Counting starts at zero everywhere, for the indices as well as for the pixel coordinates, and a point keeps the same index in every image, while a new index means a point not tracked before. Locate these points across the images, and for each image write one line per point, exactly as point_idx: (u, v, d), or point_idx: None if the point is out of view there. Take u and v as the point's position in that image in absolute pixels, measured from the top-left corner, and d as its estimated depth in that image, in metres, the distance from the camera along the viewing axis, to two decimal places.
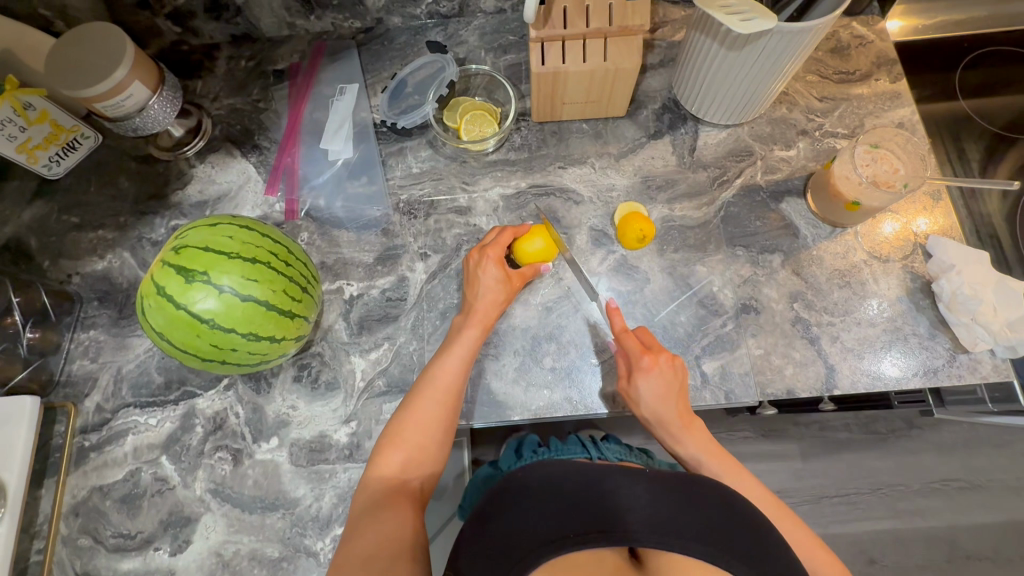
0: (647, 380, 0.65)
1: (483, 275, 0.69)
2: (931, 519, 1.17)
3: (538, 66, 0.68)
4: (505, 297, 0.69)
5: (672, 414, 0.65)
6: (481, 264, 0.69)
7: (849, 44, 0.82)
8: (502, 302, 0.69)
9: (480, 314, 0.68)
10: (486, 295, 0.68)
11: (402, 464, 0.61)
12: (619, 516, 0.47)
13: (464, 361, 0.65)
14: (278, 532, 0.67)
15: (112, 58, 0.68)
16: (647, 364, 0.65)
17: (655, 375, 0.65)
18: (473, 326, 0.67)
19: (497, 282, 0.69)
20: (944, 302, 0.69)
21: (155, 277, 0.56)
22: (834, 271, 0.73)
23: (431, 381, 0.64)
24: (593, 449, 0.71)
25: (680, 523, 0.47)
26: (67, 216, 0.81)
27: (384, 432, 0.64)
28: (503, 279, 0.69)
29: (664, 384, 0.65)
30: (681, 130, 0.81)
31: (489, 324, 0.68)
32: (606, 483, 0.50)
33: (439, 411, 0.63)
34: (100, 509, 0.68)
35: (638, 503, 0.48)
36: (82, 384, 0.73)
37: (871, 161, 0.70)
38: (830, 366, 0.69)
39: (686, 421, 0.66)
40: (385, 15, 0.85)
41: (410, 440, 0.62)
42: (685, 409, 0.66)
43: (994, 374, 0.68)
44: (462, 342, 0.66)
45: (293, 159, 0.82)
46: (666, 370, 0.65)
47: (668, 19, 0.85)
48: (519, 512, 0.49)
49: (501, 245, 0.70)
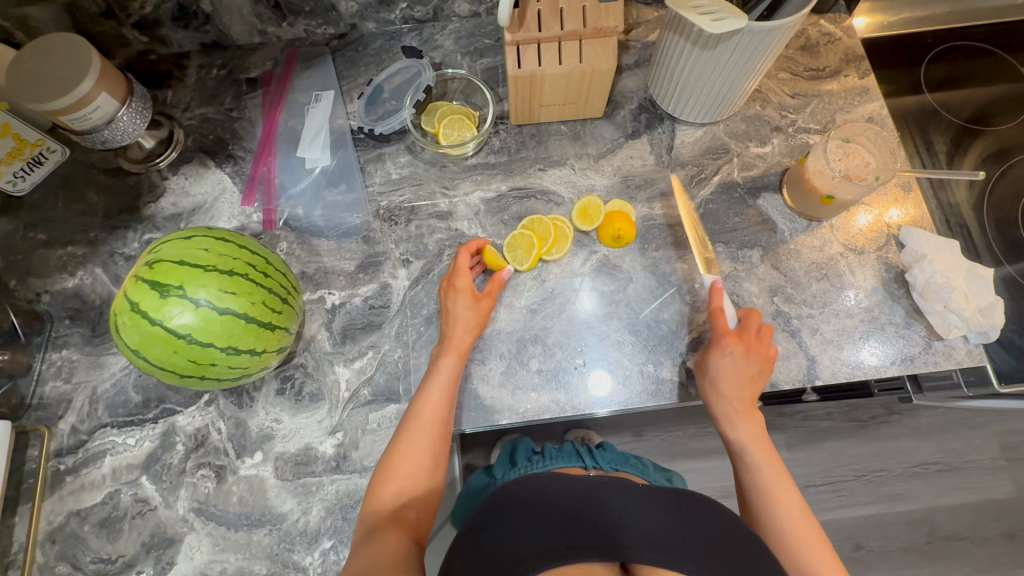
0: (717, 358, 0.66)
1: (452, 305, 0.69)
2: (912, 503, 1.20)
3: (514, 69, 0.68)
4: (478, 321, 0.69)
5: (734, 396, 0.66)
6: (450, 295, 0.70)
7: (817, 41, 0.84)
8: (475, 329, 0.69)
9: (455, 341, 0.67)
10: (457, 322, 0.68)
11: (396, 497, 0.60)
12: (610, 531, 0.48)
13: (447, 388, 0.65)
14: (266, 548, 0.65)
15: (76, 70, 0.66)
16: (727, 344, 0.66)
17: (730, 357, 0.66)
18: (450, 353, 0.66)
19: (465, 310, 0.68)
20: (918, 291, 0.70)
21: (128, 293, 0.55)
22: (812, 263, 0.74)
23: (414, 413, 0.64)
24: (587, 458, 0.71)
25: (668, 539, 0.48)
26: (35, 232, 0.78)
27: (377, 468, 0.63)
28: (473, 304, 0.69)
29: (737, 369, 0.66)
30: (657, 129, 0.81)
31: (465, 348, 0.67)
32: (596, 505, 0.52)
33: (428, 440, 0.62)
34: (78, 534, 0.66)
35: (628, 521, 0.50)
36: (56, 406, 0.71)
37: (844, 155, 0.71)
38: (812, 358, 0.70)
39: (746, 407, 0.66)
40: (359, 20, 0.84)
41: (402, 471, 0.61)
42: (747, 397, 0.66)
43: (969, 360, 0.69)
44: (441, 372, 0.65)
45: (269, 168, 0.81)
46: (744, 353, 0.66)
47: (642, 19, 0.85)
48: (510, 522, 0.50)
49: (466, 273, 0.70)
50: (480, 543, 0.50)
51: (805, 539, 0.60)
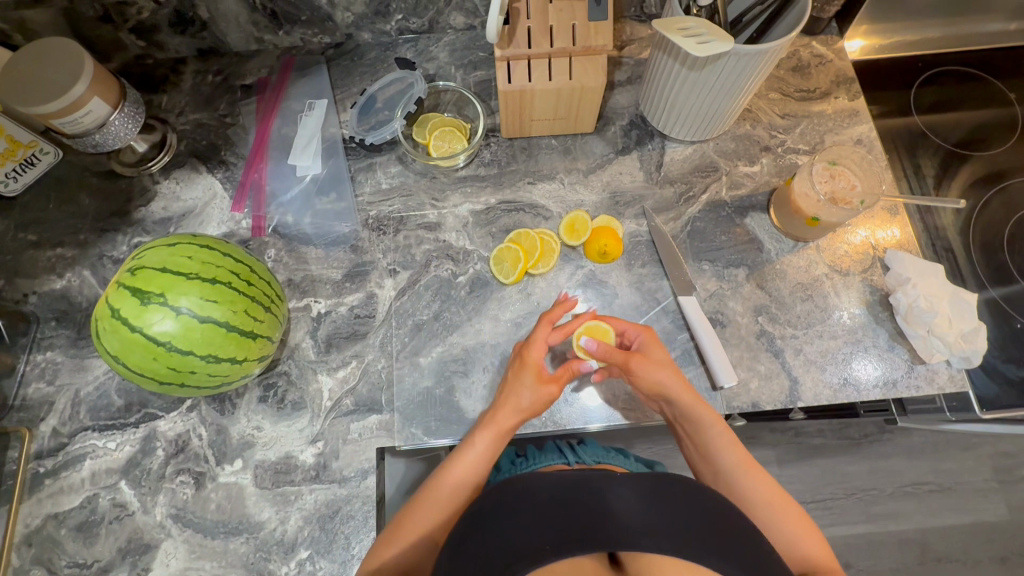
0: (646, 380, 0.64)
1: (514, 378, 0.64)
2: (901, 522, 1.19)
3: (504, 84, 0.69)
4: (540, 403, 0.64)
5: (681, 401, 0.63)
6: (518, 368, 0.65)
7: (809, 62, 0.85)
8: (523, 415, 0.63)
9: (499, 420, 0.62)
10: (508, 399, 0.63)
11: (396, 559, 0.57)
12: (593, 518, 0.45)
13: (477, 470, 0.61)
14: (242, 557, 0.65)
15: (69, 75, 0.67)
16: (639, 369, 0.64)
17: (652, 374, 0.63)
18: (488, 432, 0.62)
19: (529, 391, 0.63)
20: (902, 314, 0.70)
21: (110, 299, 0.55)
22: (796, 284, 0.74)
23: (436, 482, 0.60)
24: (570, 454, 0.67)
25: (654, 522, 0.45)
26: (25, 233, 0.79)
27: (387, 525, 0.61)
28: (540, 386, 0.63)
29: (665, 379, 0.63)
30: (648, 146, 0.82)
31: (506, 430, 0.62)
32: (579, 492, 0.49)
33: (444, 516, 0.59)
34: (55, 538, 0.66)
35: (612, 506, 0.47)
36: (38, 408, 0.71)
37: (829, 178, 0.72)
38: (794, 379, 0.70)
39: (697, 408, 0.63)
40: (355, 31, 0.85)
41: (407, 536, 0.58)
42: (693, 399, 0.64)
43: (950, 385, 0.69)
44: (475, 451, 0.61)
45: (260, 175, 0.81)
46: (655, 366, 0.64)
47: (635, 36, 0.86)
48: (494, 529, 0.48)
49: (540, 345, 0.65)
50: (466, 552, 0.48)
51: (784, 521, 0.60)
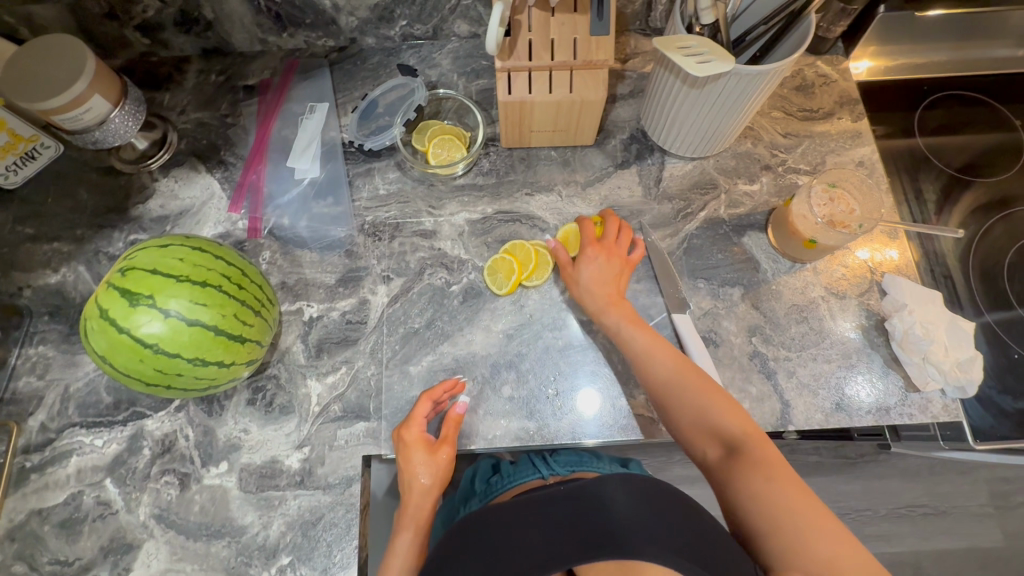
0: (583, 269, 0.71)
1: (409, 465, 0.66)
2: (894, 545, 1.18)
3: (504, 95, 0.68)
4: (440, 478, 0.66)
5: (599, 299, 0.70)
6: (405, 453, 0.66)
7: (813, 82, 0.84)
8: (433, 496, 0.66)
9: (410, 513, 0.65)
10: (413, 493, 0.66)
11: None
12: (588, 528, 0.50)
13: (410, 567, 0.64)
14: (223, 560, 0.65)
15: (71, 72, 0.67)
16: (586, 254, 0.72)
17: (596, 262, 0.71)
18: (405, 530, 0.65)
19: (427, 472, 0.66)
20: (897, 340, 0.70)
21: (100, 299, 0.55)
22: (792, 305, 0.74)
23: None
24: (545, 467, 0.71)
25: (642, 528, 0.50)
26: (22, 226, 0.79)
27: None
28: (432, 462, 0.66)
29: (597, 271, 0.71)
30: (647, 160, 0.82)
31: (422, 520, 0.66)
32: (563, 507, 0.54)
33: None
34: (38, 534, 0.66)
35: (602, 513, 0.52)
36: (27, 402, 0.71)
37: (828, 200, 0.71)
38: (786, 402, 0.69)
39: (614, 299, 0.69)
40: (359, 35, 0.85)
41: None
42: (614, 291, 0.70)
43: (944, 415, 0.68)
44: (400, 553, 0.64)
45: (258, 177, 0.81)
46: (602, 261, 0.71)
47: (639, 50, 0.86)
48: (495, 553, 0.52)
49: (417, 426, 0.67)
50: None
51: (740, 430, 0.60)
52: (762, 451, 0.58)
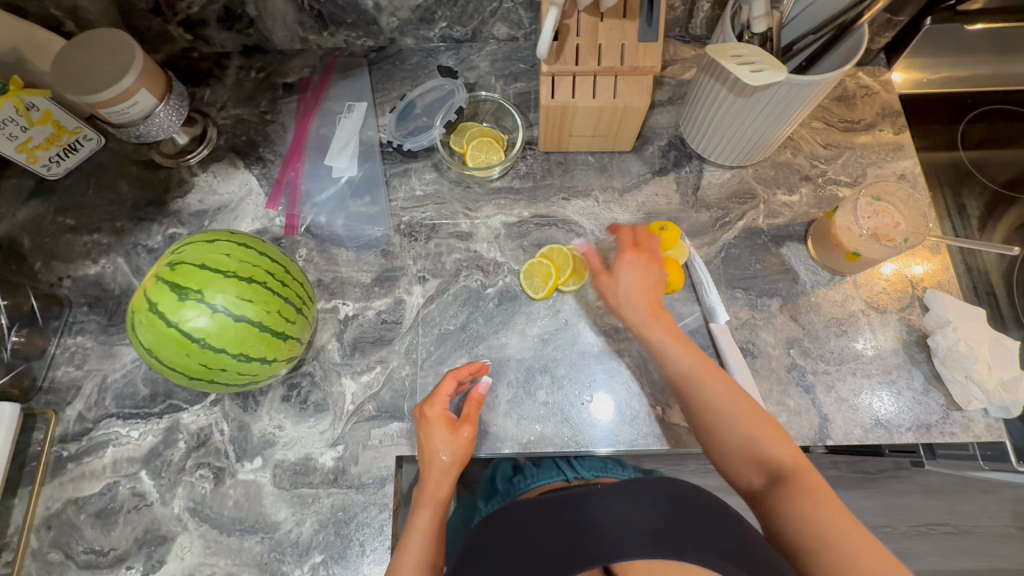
0: (620, 276, 0.70)
1: (428, 438, 0.63)
2: (915, 563, 1.17)
3: (548, 99, 0.68)
4: (461, 454, 0.63)
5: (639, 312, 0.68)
6: (425, 426, 0.64)
7: (855, 93, 0.84)
8: (456, 475, 0.63)
9: (430, 490, 0.61)
10: (432, 468, 0.62)
11: None
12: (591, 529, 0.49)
13: (428, 548, 0.58)
14: (256, 556, 0.65)
15: (120, 65, 0.68)
16: (626, 258, 0.70)
17: (634, 267, 0.69)
18: (424, 506, 0.60)
19: (447, 445, 0.63)
20: (939, 357, 0.69)
21: (149, 292, 0.55)
22: (831, 318, 0.73)
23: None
24: (569, 469, 0.70)
25: (645, 527, 0.48)
26: (64, 217, 0.80)
27: None
28: (453, 436, 0.63)
29: (637, 277, 0.69)
30: (685, 167, 0.81)
31: (442, 497, 0.61)
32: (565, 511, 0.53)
33: None
34: (74, 523, 0.66)
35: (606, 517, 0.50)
36: (65, 391, 0.72)
37: (873, 213, 0.70)
38: (824, 416, 0.69)
39: (654, 311, 0.68)
40: (399, 35, 0.86)
41: None
42: (656, 301, 0.68)
43: (987, 434, 0.67)
44: (418, 531, 0.59)
45: (296, 174, 0.81)
46: (647, 265, 0.69)
47: (678, 57, 0.85)
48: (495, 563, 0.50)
49: (439, 400, 0.65)
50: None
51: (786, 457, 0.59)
52: (808, 477, 0.58)
